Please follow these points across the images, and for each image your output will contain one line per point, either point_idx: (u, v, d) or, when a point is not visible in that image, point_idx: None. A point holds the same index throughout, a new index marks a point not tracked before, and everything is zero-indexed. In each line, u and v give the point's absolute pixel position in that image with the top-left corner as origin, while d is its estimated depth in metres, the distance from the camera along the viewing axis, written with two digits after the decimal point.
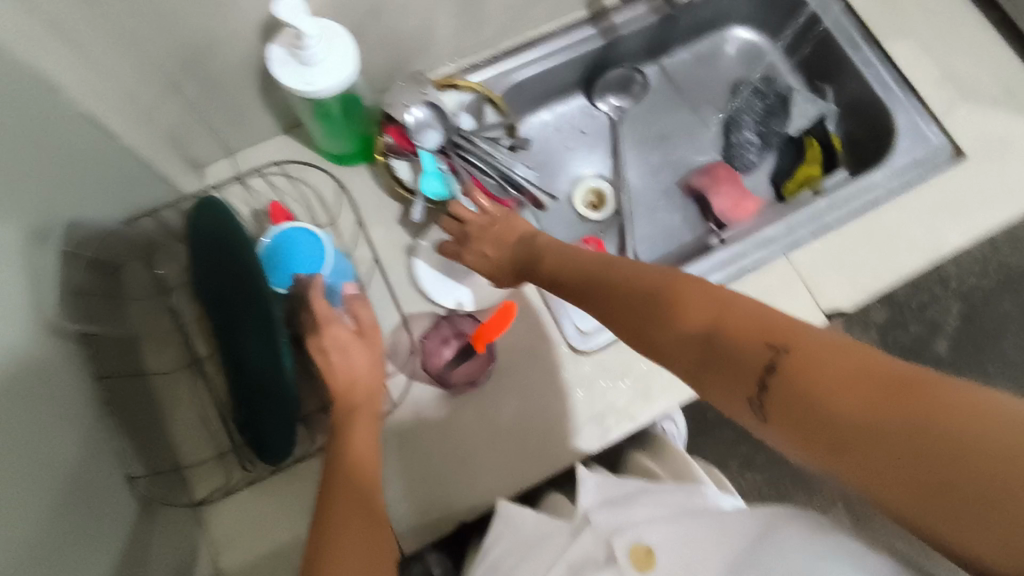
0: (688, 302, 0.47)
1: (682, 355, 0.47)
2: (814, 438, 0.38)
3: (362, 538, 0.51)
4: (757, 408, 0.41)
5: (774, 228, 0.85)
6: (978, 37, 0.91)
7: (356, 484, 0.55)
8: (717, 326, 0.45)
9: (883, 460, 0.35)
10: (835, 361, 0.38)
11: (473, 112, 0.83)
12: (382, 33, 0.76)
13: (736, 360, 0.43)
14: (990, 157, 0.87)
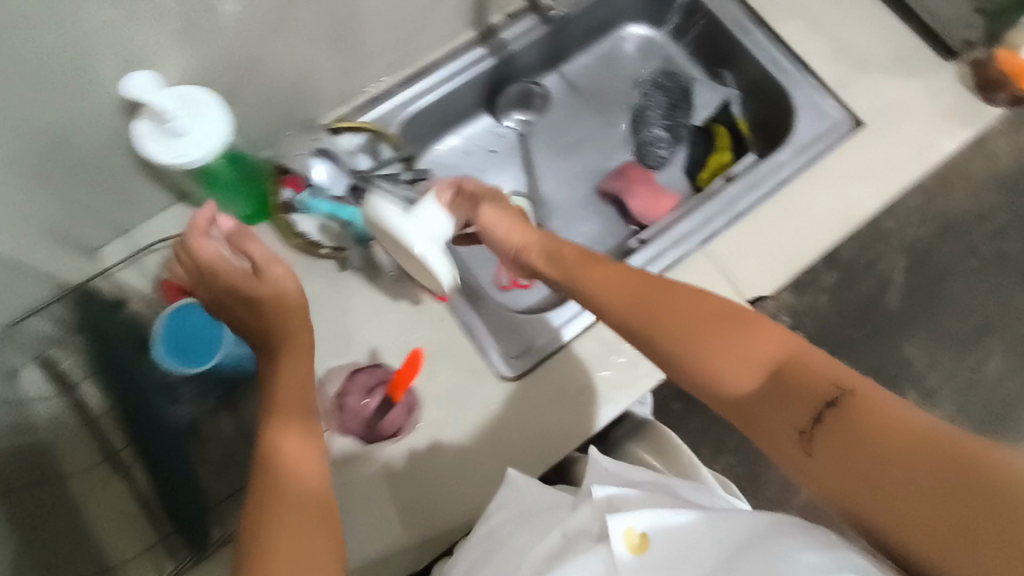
0: (755, 333, 0.49)
1: (725, 387, 0.49)
2: (862, 477, 0.40)
3: (302, 545, 0.47)
4: (806, 441, 0.44)
5: (689, 222, 0.84)
6: (861, 10, 0.94)
7: (289, 484, 0.51)
8: (788, 363, 0.47)
9: (919, 507, 0.37)
10: (893, 414, 0.41)
11: (368, 152, 0.80)
12: (257, 87, 0.74)
13: (800, 397, 0.45)
14: (888, 122, 0.88)
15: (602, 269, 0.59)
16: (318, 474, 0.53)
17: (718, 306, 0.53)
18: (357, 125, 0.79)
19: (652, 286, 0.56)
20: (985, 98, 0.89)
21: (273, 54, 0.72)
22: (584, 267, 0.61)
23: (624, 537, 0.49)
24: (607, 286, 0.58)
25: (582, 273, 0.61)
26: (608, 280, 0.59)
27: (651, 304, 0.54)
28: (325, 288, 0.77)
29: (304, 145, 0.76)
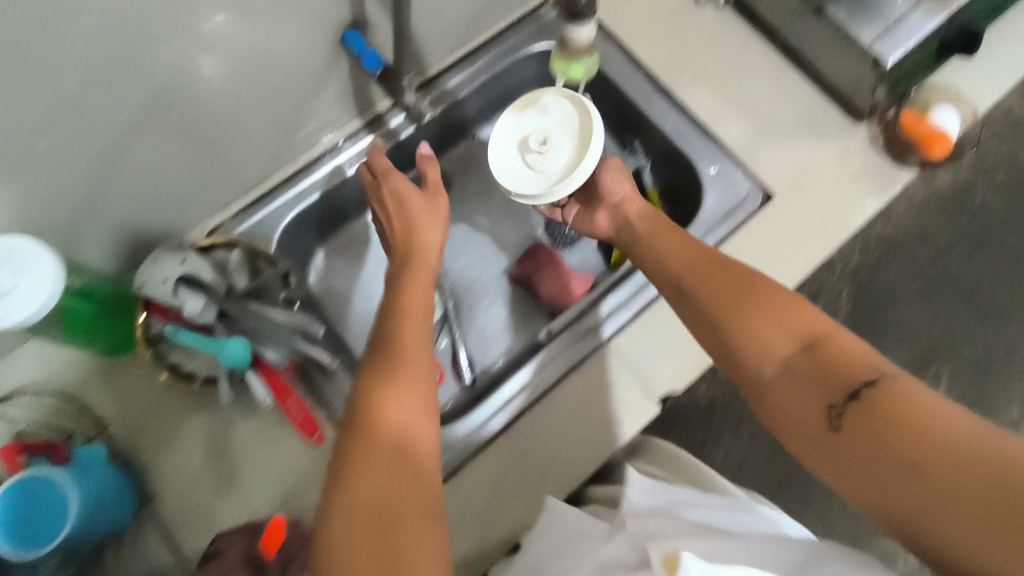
0: (797, 309, 0.56)
1: (778, 361, 0.55)
2: (882, 446, 0.47)
3: (383, 529, 0.47)
4: (835, 415, 0.50)
5: (591, 315, 0.79)
6: (768, 68, 0.90)
7: (405, 463, 0.50)
8: (822, 342, 0.54)
9: (935, 478, 0.44)
10: (924, 405, 0.47)
11: (244, 271, 0.75)
12: (114, 212, 0.70)
13: (836, 377, 0.51)
14: (798, 192, 0.85)
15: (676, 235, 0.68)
16: (427, 432, 0.53)
17: (776, 292, 0.58)
18: (232, 242, 0.75)
19: (715, 268, 0.62)
20: (898, 159, 0.85)
21: (125, 175, 0.68)
22: (662, 234, 0.69)
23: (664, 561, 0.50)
24: (699, 266, 0.62)
25: (661, 237, 0.68)
26: (690, 257, 0.64)
27: (724, 279, 0.60)
28: (206, 423, 0.73)
29: (170, 270, 0.70)
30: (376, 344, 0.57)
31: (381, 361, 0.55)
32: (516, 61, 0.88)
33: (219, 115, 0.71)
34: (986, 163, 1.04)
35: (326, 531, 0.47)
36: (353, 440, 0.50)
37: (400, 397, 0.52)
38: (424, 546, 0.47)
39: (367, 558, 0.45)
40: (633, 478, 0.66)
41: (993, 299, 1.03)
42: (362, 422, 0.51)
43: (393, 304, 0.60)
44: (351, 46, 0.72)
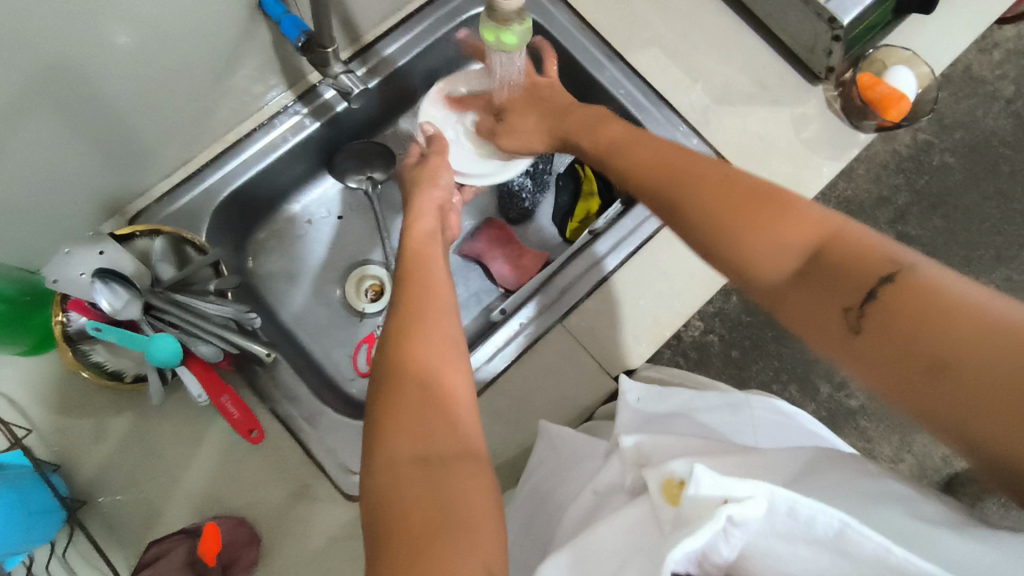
0: (793, 206, 0.45)
1: (778, 264, 0.44)
2: (908, 349, 0.36)
3: (433, 478, 0.42)
4: (852, 318, 0.39)
5: (546, 292, 0.78)
6: (721, 32, 0.87)
7: (440, 429, 0.44)
8: (825, 240, 0.43)
9: (970, 375, 0.34)
10: (953, 291, 0.36)
11: (169, 260, 0.71)
12: (17, 201, 0.65)
13: (849, 273, 0.41)
14: (752, 160, 0.83)
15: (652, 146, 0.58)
16: (454, 374, 0.48)
17: (766, 192, 0.47)
18: (153, 230, 0.70)
19: (691, 172, 0.51)
20: (854, 123, 0.84)
21: (22, 160, 0.62)
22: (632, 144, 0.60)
23: (664, 489, 0.42)
24: (675, 174, 0.52)
25: (631, 149, 0.60)
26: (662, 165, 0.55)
27: (701, 187, 0.49)
28: (139, 424, 0.70)
29: (88, 263, 0.64)
30: (398, 306, 0.52)
31: (409, 324, 0.50)
32: (456, 27, 0.84)
33: (129, 90, 0.66)
34: (944, 123, 0.91)
35: (374, 492, 0.42)
36: (385, 396, 0.46)
37: (431, 360, 0.48)
38: (475, 492, 0.42)
39: (424, 512, 0.40)
40: (630, 387, 0.59)
41: (947, 263, 0.88)
42: (394, 379, 0.47)
43: (414, 274, 0.56)
44: (271, 12, 0.67)
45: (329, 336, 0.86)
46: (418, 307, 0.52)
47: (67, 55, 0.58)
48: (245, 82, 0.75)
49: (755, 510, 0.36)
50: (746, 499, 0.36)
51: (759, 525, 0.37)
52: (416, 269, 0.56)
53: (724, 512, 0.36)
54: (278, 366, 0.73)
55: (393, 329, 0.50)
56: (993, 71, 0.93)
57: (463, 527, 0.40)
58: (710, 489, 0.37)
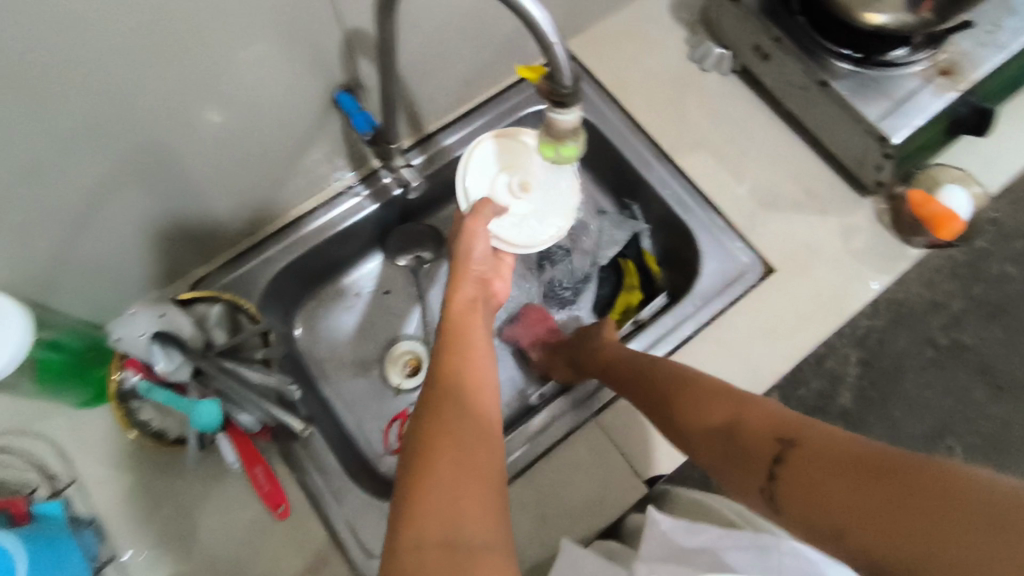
0: (713, 403, 0.58)
1: (710, 446, 0.56)
2: (816, 499, 0.45)
3: (456, 568, 0.41)
4: (767, 493, 0.49)
5: (585, 386, 0.79)
6: (771, 140, 0.89)
7: (466, 518, 0.44)
8: (733, 422, 0.55)
9: (862, 521, 0.42)
10: (825, 454, 0.46)
11: (223, 326, 0.74)
12: (96, 261, 0.70)
13: (760, 453, 0.51)
14: (798, 268, 0.83)
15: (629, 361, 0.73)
16: (493, 455, 0.49)
17: (692, 381, 0.63)
18: (213, 296, 0.74)
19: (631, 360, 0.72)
20: (904, 238, 0.84)
21: (103, 225, 0.68)
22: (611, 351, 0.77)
23: None
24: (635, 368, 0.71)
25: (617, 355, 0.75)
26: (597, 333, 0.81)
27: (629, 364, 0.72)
28: (174, 485, 0.71)
29: (148, 324, 0.70)
30: (434, 384, 0.53)
31: (442, 402, 0.51)
32: (513, 123, 0.88)
33: (210, 168, 0.71)
34: (1005, 231, 0.89)
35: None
36: (415, 474, 0.46)
37: (465, 436, 0.48)
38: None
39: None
40: (657, 519, 0.58)
41: (1011, 377, 0.85)
42: (425, 458, 0.47)
43: (455, 347, 0.57)
44: (344, 108, 0.73)
45: (364, 408, 0.87)
46: (455, 381, 0.53)
47: (158, 138, 0.64)
48: (313, 164, 0.80)
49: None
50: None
51: None
52: (455, 338, 0.58)
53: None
54: (313, 440, 0.74)
55: (427, 406, 0.51)
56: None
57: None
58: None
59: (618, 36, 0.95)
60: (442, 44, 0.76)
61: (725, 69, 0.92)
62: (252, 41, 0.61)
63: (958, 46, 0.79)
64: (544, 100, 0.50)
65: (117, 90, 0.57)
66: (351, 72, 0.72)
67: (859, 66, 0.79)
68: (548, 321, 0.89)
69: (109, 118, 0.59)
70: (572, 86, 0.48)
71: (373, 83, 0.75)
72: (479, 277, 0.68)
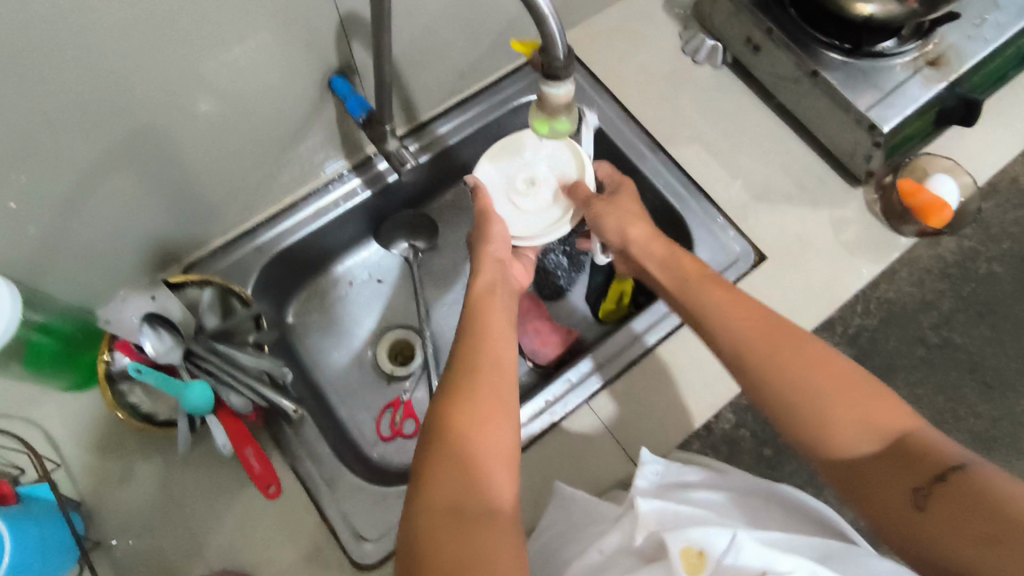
0: (839, 370, 0.51)
1: (837, 416, 0.49)
2: (972, 532, 0.41)
3: (465, 532, 0.42)
4: (920, 497, 0.44)
5: (575, 370, 0.79)
6: (764, 132, 0.90)
7: (480, 436, 0.47)
8: (875, 411, 0.48)
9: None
10: (1005, 489, 0.41)
11: (215, 311, 0.73)
12: (88, 244, 0.70)
13: (918, 459, 0.46)
14: (790, 257, 0.84)
15: (715, 290, 0.60)
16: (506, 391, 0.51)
17: (793, 334, 0.54)
18: (205, 280, 0.73)
19: (713, 294, 0.60)
20: (894, 227, 0.85)
21: (95, 209, 0.67)
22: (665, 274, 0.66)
23: (682, 557, 0.49)
24: (731, 307, 0.58)
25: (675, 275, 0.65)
26: (653, 254, 0.67)
27: (716, 300, 0.59)
28: (164, 471, 0.70)
29: (140, 306, 0.69)
30: (453, 365, 0.53)
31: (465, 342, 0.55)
32: (507, 112, 0.89)
33: (205, 153, 0.71)
34: (990, 231, 0.86)
35: (408, 537, 0.43)
36: (430, 442, 0.47)
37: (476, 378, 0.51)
38: (508, 551, 0.42)
39: (454, 520, 0.43)
40: (648, 460, 0.62)
41: (1000, 375, 0.81)
42: (441, 428, 0.48)
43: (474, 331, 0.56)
44: (338, 92, 0.73)
45: (356, 398, 0.87)
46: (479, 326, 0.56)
47: (153, 121, 0.64)
48: (308, 151, 0.81)
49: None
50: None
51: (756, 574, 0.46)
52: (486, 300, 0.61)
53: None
54: (304, 424, 0.73)
55: (447, 382, 0.51)
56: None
57: (486, 541, 0.42)
58: (752, 559, 0.47)
59: (612, 29, 0.96)
60: (437, 33, 0.77)
61: (717, 62, 0.93)
62: (247, 25, 0.62)
63: (946, 38, 0.80)
64: (537, 73, 0.50)
65: (109, 73, 0.57)
66: (346, 57, 0.72)
67: (848, 57, 0.80)
68: (539, 308, 0.90)
69: (104, 100, 0.59)
70: (566, 60, 0.48)
71: (367, 69, 0.75)
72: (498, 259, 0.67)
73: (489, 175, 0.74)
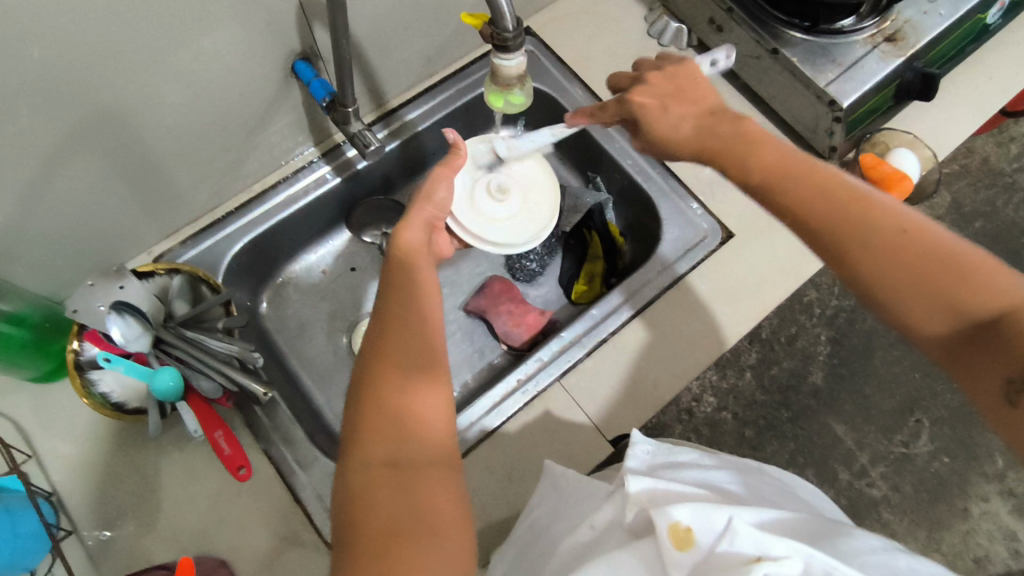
0: (930, 241, 0.49)
1: (925, 301, 0.49)
2: None
3: (400, 485, 0.44)
4: (1014, 392, 0.45)
5: (547, 349, 0.79)
6: (730, 111, 0.92)
7: (415, 430, 0.46)
8: (974, 294, 0.48)
9: None
10: None
11: (185, 297, 0.73)
12: (52, 233, 0.70)
13: (1012, 349, 0.46)
14: (757, 234, 0.85)
15: (780, 159, 0.56)
16: (441, 382, 0.49)
17: (871, 204, 0.51)
18: (173, 267, 0.74)
19: (787, 173, 0.55)
20: None
21: (59, 196, 0.67)
22: (707, 138, 0.60)
23: (669, 532, 0.49)
24: (816, 186, 0.53)
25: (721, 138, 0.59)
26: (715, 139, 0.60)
27: (789, 165, 0.55)
28: (135, 459, 0.70)
29: (107, 295, 0.68)
30: (381, 317, 0.51)
31: (386, 321, 0.51)
32: (475, 97, 0.89)
33: (170, 140, 0.71)
34: (963, 210, 0.93)
35: (344, 490, 0.45)
36: (362, 398, 0.47)
37: (405, 365, 0.49)
38: (442, 499, 0.45)
39: (389, 509, 0.43)
40: (637, 442, 0.63)
41: None
42: (372, 386, 0.48)
43: (403, 280, 0.54)
44: (302, 76, 0.73)
45: (332, 384, 0.87)
46: (403, 300, 0.52)
47: (114, 107, 0.64)
48: (275, 138, 0.81)
49: (789, 568, 0.45)
50: (783, 558, 0.45)
51: (751, 552, 0.46)
52: (409, 267, 0.55)
53: (759, 568, 0.45)
54: (276, 407, 0.74)
55: (379, 338, 0.50)
56: (1012, 163, 0.97)
57: (425, 528, 0.42)
58: (745, 544, 0.46)
59: (578, 13, 0.97)
60: (401, 17, 0.77)
61: (682, 44, 0.94)
62: (208, 12, 0.62)
63: (903, 14, 0.81)
64: (488, 45, 0.52)
65: (67, 58, 0.57)
66: (308, 42, 0.72)
67: (807, 34, 0.81)
68: (512, 290, 0.91)
69: (64, 83, 0.59)
70: (516, 31, 0.50)
71: (330, 54, 0.75)
72: (429, 223, 0.61)
73: (462, 181, 0.79)
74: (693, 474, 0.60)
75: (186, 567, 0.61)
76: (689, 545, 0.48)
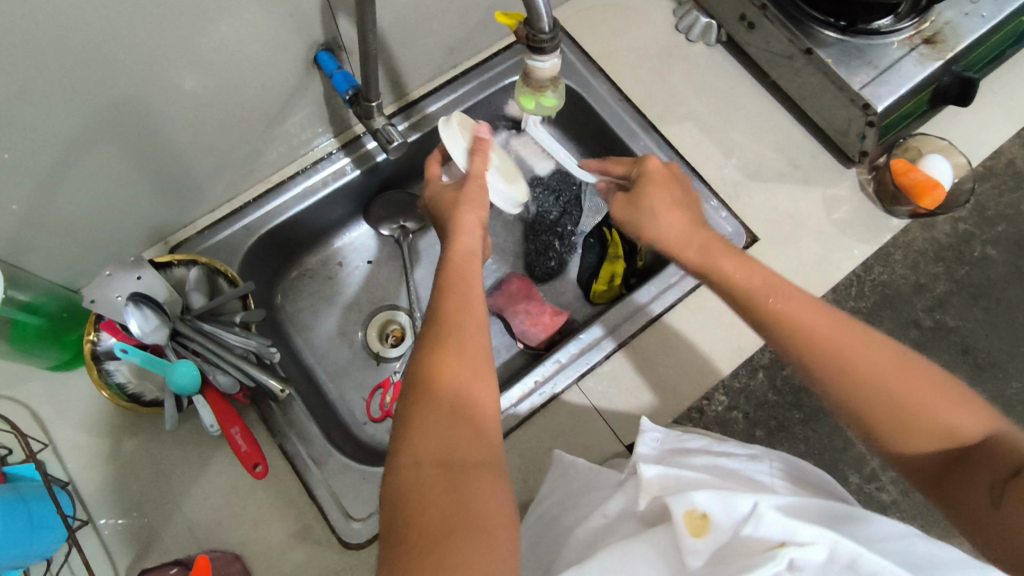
0: (897, 361, 0.50)
1: (894, 418, 0.49)
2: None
3: (454, 484, 0.43)
4: (995, 496, 0.46)
5: (565, 350, 0.79)
6: (759, 111, 0.89)
7: (462, 434, 0.45)
8: (944, 417, 0.49)
9: None
10: None
11: (201, 289, 0.73)
12: (72, 221, 0.69)
13: (985, 460, 0.47)
14: (781, 239, 0.83)
15: (749, 267, 0.57)
16: (488, 388, 0.49)
17: (840, 323, 0.52)
18: (191, 259, 0.74)
19: (764, 286, 0.55)
20: (886, 208, 0.84)
21: (79, 186, 0.67)
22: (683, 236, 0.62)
23: (685, 518, 0.47)
24: (789, 297, 0.54)
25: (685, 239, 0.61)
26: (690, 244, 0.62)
27: (755, 274, 0.56)
28: (152, 451, 0.70)
29: (126, 287, 0.68)
30: (436, 322, 0.52)
31: (439, 331, 0.51)
32: (498, 91, 0.88)
33: (191, 131, 0.71)
34: (985, 214, 0.85)
35: (396, 493, 0.43)
36: (414, 398, 0.47)
37: (457, 370, 0.48)
38: (494, 499, 0.43)
39: (441, 509, 0.41)
40: (647, 426, 0.62)
41: (991, 357, 0.80)
42: (423, 388, 0.47)
43: (455, 285, 0.55)
44: (324, 67, 0.72)
45: (346, 378, 0.87)
46: (449, 311, 0.52)
47: (136, 96, 0.63)
48: (295, 129, 0.80)
49: (816, 554, 0.43)
50: (809, 544, 0.43)
51: (774, 534, 0.44)
52: (458, 279, 0.55)
53: (784, 553, 0.43)
54: (292, 403, 0.74)
55: (428, 346, 0.50)
56: None
57: (480, 528, 0.41)
58: (771, 529, 0.44)
59: (605, 6, 0.94)
60: (426, 9, 0.76)
61: (711, 40, 0.92)
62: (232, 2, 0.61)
63: (944, 15, 0.78)
64: (521, 46, 0.51)
65: (89, 48, 0.56)
66: (332, 32, 0.71)
67: (843, 34, 0.78)
68: (530, 290, 0.89)
69: (86, 72, 0.58)
70: (551, 32, 0.49)
71: (354, 45, 0.74)
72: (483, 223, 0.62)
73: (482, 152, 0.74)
74: (707, 460, 0.58)
75: (201, 563, 0.60)
76: (707, 532, 0.46)
